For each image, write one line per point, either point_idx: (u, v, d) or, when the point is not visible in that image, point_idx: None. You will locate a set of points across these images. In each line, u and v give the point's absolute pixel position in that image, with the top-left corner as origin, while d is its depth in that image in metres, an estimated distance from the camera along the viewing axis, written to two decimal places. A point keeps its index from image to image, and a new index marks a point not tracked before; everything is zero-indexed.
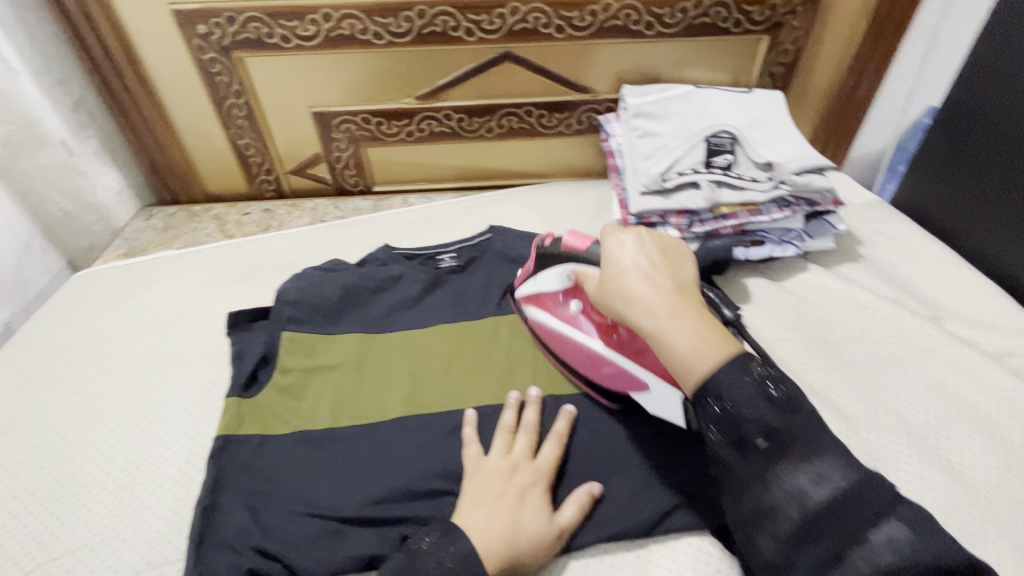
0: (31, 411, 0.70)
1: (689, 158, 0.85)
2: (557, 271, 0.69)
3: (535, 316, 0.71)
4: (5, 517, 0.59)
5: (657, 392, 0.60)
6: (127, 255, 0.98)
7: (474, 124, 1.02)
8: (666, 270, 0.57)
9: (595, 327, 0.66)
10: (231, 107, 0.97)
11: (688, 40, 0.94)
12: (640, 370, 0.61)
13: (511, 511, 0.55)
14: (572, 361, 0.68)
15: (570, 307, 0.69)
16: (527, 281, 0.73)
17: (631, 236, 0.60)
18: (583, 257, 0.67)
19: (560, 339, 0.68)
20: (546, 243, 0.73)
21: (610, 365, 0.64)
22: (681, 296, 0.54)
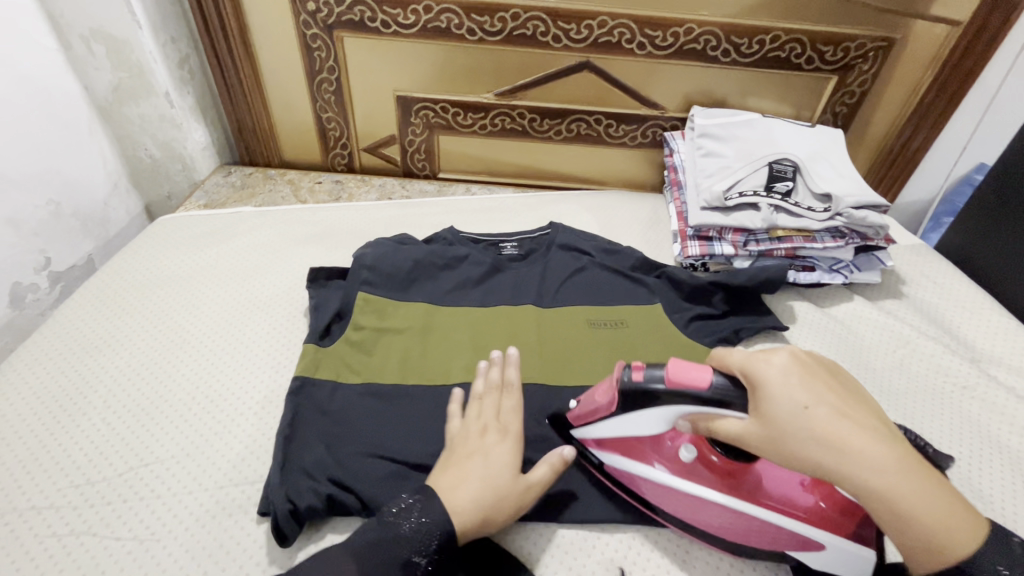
0: (119, 333, 0.74)
1: (750, 181, 0.90)
2: (655, 416, 0.55)
3: (625, 467, 0.60)
4: (96, 422, 0.63)
5: (827, 546, 0.52)
6: (207, 206, 1.04)
7: (545, 125, 1.08)
8: (842, 395, 0.47)
9: (711, 475, 0.56)
10: (322, 80, 1.04)
11: (760, 70, 0.99)
12: (791, 518, 0.53)
13: (483, 465, 0.57)
14: (683, 515, 0.58)
15: (675, 453, 0.58)
16: (599, 425, 0.60)
17: (784, 354, 0.49)
18: (705, 399, 0.51)
19: (676, 496, 0.57)
20: (635, 376, 0.55)
21: (751, 518, 0.54)
22: (892, 439, 0.45)
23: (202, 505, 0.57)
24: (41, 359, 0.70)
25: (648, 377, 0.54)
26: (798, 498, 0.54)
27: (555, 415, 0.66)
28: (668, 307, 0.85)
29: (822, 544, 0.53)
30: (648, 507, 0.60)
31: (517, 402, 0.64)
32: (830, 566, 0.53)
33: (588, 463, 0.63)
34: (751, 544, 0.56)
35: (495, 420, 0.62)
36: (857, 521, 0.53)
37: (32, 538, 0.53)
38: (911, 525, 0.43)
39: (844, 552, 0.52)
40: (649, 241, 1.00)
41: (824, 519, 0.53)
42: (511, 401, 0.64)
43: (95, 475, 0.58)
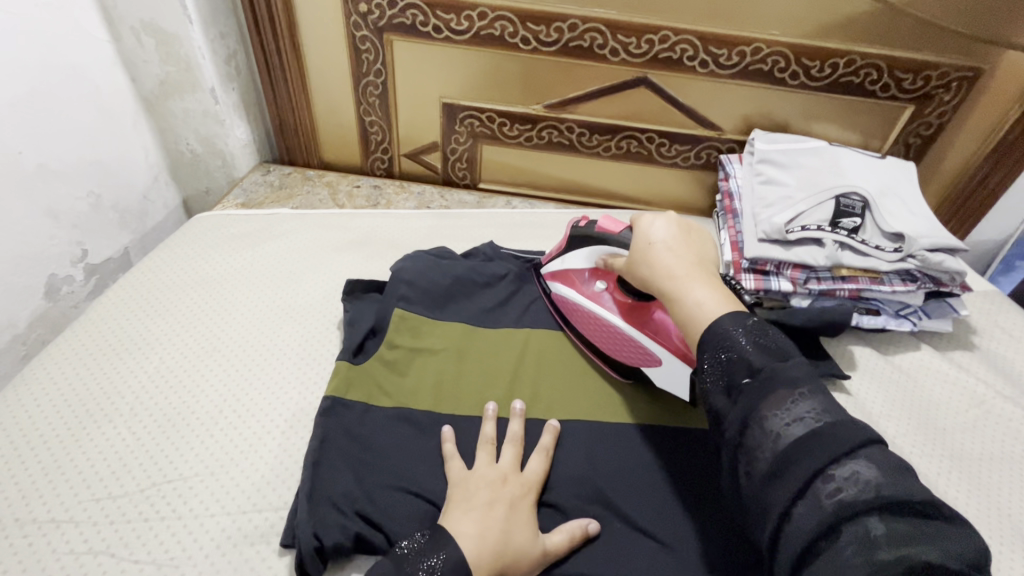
0: (150, 336, 0.72)
1: (814, 214, 0.84)
2: (587, 252, 0.75)
3: (558, 290, 0.77)
4: (124, 430, 0.61)
5: (666, 363, 0.67)
6: (245, 205, 1.03)
7: (593, 141, 1.03)
8: (689, 246, 0.65)
9: (617, 306, 0.73)
10: (368, 84, 1.01)
11: (829, 95, 0.93)
12: (654, 339, 0.68)
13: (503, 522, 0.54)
14: (585, 331, 0.74)
15: (594, 286, 0.75)
16: (554, 262, 0.78)
17: (663, 217, 0.68)
18: (616, 241, 0.72)
19: (584, 314, 0.74)
20: (580, 225, 0.76)
21: (625, 337, 0.70)
22: (698, 265, 0.62)
23: (224, 531, 0.54)
24: (73, 359, 0.69)
25: (588, 225, 0.75)
26: (672, 335, 0.68)
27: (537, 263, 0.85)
28: None
29: (664, 360, 0.67)
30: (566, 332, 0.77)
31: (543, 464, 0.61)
32: (671, 386, 0.67)
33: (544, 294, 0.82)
34: (619, 360, 0.71)
35: (518, 475, 0.59)
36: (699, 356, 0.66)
37: (51, 555, 0.51)
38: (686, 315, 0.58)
39: (678, 370, 0.66)
40: None
41: (679, 348, 0.67)
42: (539, 460, 0.61)
43: (118, 489, 0.56)
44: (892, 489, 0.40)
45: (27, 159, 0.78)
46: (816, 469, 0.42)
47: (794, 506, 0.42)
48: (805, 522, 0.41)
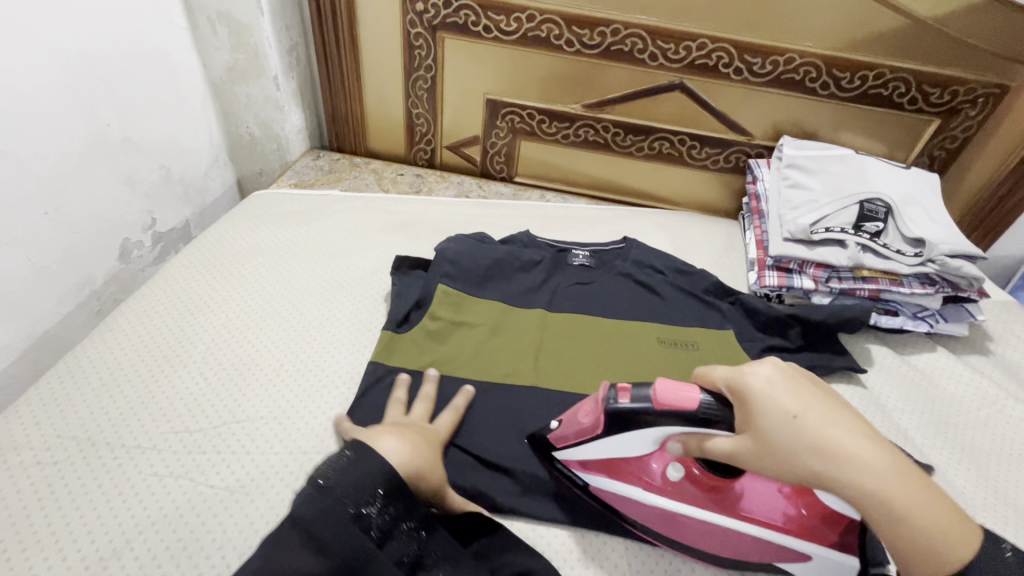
0: (216, 295, 0.79)
1: (838, 217, 0.88)
2: (639, 442, 0.56)
3: (612, 488, 0.60)
4: (196, 376, 0.68)
5: (815, 557, 0.55)
6: (297, 185, 1.10)
7: (627, 141, 1.09)
8: (832, 404, 0.49)
9: (704, 495, 0.58)
10: (418, 78, 1.08)
11: (858, 106, 0.97)
12: (782, 535, 0.55)
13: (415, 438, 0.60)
14: (677, 536, 0.58)
15: (667, 472, 0.59)
16: (581, 448, 0.60)
17: (770, 368, 0.50)
18: (689, 417, 0.52)
19: (665, 516, 0.58)
20: (622, 401, 0.55)
21: (736, 534, 0.56)
22: (876, 441, 0.46)
23: (286, 465, 0.60)
24: (148, 311, 0.75)
25: (636, 404, 0.54)
26: (786, 510, 0.57)
27: (536, 434, 0.64)
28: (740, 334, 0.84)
29: (810, 555, 0.55)
30: (646, 529, 0.59)
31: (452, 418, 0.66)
32: (818, 575, 0.56)
33: (571, 484, 0.62)
34: (737, 554, 0.57)
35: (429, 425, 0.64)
36: (840, 529, 0.55)
37: (136, 475, 0.57)
38: (914, 523, 0.43)
39: (832, 562, 0.54)
40: (722, 266, 0.99)
41: (809, 531, 0.55)
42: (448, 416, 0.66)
43: (192, 424, 0.62)
44: None
45: (113, 131, 0.86)
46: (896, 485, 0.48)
47: None
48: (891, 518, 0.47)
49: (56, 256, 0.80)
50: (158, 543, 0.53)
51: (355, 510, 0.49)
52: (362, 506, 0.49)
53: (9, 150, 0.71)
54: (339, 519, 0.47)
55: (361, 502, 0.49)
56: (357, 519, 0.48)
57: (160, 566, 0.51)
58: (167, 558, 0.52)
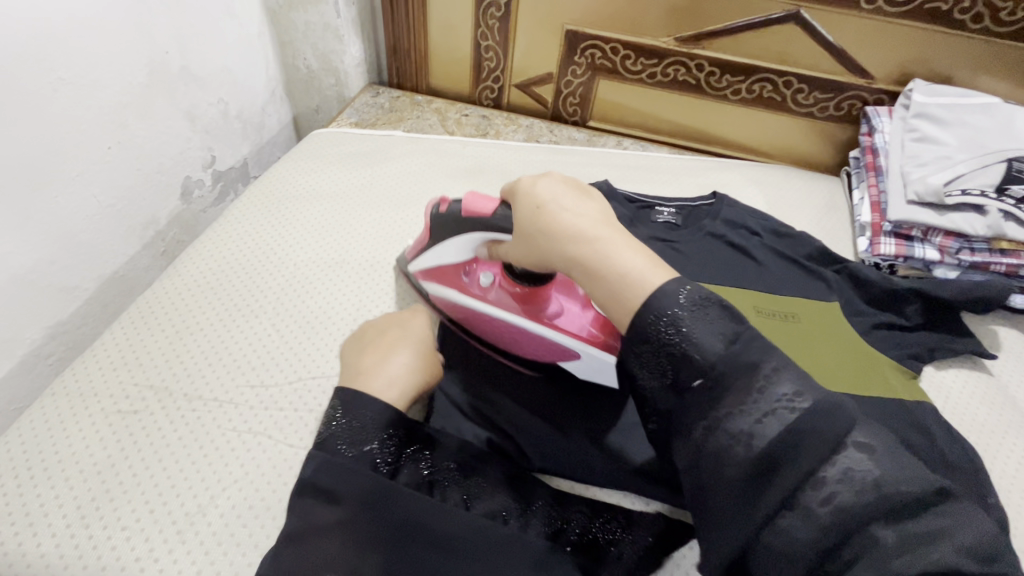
0: (282, 241, 0.75)
1: (978, 178, 0.76)
2: (457, 245, 0.61)
3: (437, 290, 0.66)
4: (269, 328, 0.65)
5: (583, 357, 0.59)
6: (358, 124, 1.03)
7: (722, 82, 0.96)
8: (573, 190, 0.52)
9: (509, 298, 0.62)
10: (490, 5, 0.97)
11: (1011, 44, 0.82)
12: (565, 337, 0.59)
13: (412, 359, 0.57)
14: (487, 334, 0.64)
15: (479, 280, 0.64)
16: (423, 256, 0.66)
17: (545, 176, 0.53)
18: (488, 224, 0.56)
19: (474, 313, 0.64)
20: (441, 209, 0.61)
21: (521, 330, 0.61)
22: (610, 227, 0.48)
23: None
24: (214, 258, 0.72)
25: (449, 208, 0.60)
26: (581, 325, 0.61)
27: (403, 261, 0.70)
28: (847, 308, 0.76)
29: (581, 355, 0.59)
30: (466, 323, 0.66)
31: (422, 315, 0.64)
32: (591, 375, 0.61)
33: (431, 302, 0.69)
34: (533, 354, 0.62)
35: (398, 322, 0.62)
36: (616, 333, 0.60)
37: (216, 429, 0.55)
38: (610, 288, 0.45)
39: (595, 360, 0.59)
40: (824, 229, 0.89)
41: (588, 337, 0.59)
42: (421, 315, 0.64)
43: (270, 378, 0.60)
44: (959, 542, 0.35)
45: (171, 59, 0.80)
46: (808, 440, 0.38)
47: None
48: None
49: (120, 193, 0.77)
50: (241, 502, 0.51)
51: (357, 454, 0.49)
52: (364, 444, 0.49)
53: (69, 77, 0.67)
54: (347, 467, 0.48)
55: (352, 444, 0.49)
56: (363, 457, 0.48)
57: (246, 526, 0.50)
58: (251, 517, 0.50)
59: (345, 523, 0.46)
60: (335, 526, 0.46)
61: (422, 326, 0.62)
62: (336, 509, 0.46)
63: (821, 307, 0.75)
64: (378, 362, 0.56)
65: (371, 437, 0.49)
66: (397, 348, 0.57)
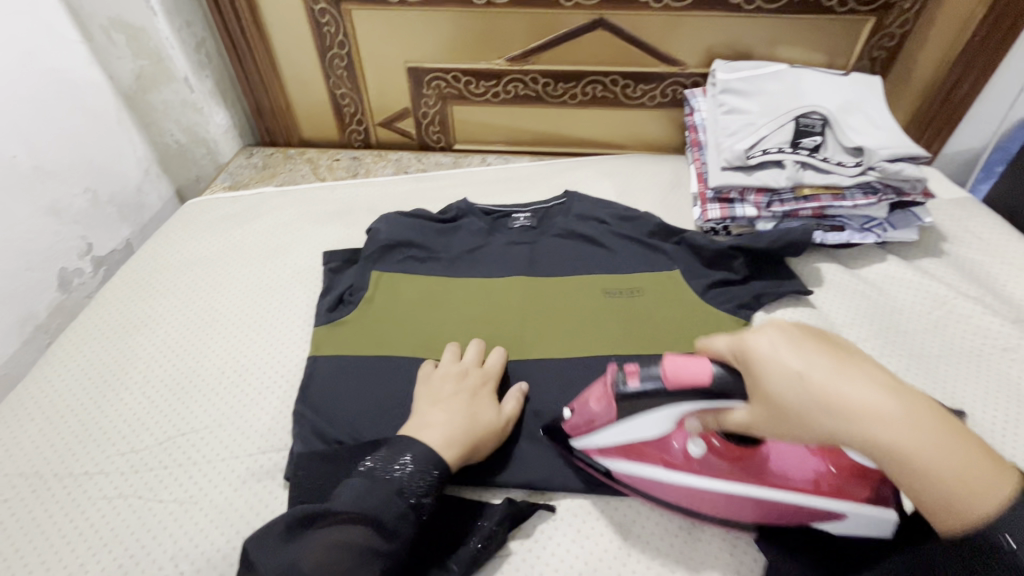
0: (155, 313, 0.79)
1: (775, 137, 0.85)
2: (654, 421, 0.52)
3: (624, 467, 0.57)
4: (139, 397, 0.68)
5: (850, 516, 0.50)
6: (232, 188, 1.07)
7: (559, 90, 1.05)
8: (851, 360, 0.41)
9: (725, 464, 0.53)
10: (333, 57, 1.04)
11: (786, 17, 0.93)
12: (805, 500, 0.51)
13: (467, 408, 0.61)
14: (695, 506, 0.56)
15: (684, 449, 0.54)
16: (595, 435, 0.56)
17: (775, 332, 0.43)
18: (707, 393, 0.47)
19: (682, 488, 0.55)
20: (628, 382, 0.51)
21: (776, 504, 0.52)
22: (912, 405, 0.38)
23: (236, 472, 0.61)
24: (88, 341, 0.75)
25: (642, 380, 0.50)
26: (809, 473, 0.53)
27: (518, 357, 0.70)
28: (685, 273, 0.82)
29: (845, 513, 0.51)
30: (655, 496, 0.57)
31: (498, 360, 0.69)
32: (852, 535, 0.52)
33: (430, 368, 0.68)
34: (753, 518, 0.54)
35: (474, 370, 0.66)
36: (867, 482, 0.52)
37: (86, 500, 0.59)
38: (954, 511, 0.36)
39: (868, 520, 0.50)
40: (668, 206, 0.97)
41: (832, 490, 0.51)
42: (495, 358, 0.69)
43: (140, 443, 0.64)
44: None
45: (22, 162, 0.84)
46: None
47: None
48: None
49: None
50: (111, 563, 0.54)
51: (399, 480, 0.53)
52: (418, 483, 0.53)
53: None
54: (387, 497, 0.51)
55: (387, 466, 0.54)
56: (406, 496, 0.52)
57: None
58: None
59: (376, 547, 0.49)
60: (363, 548, 0.48)
61: (494, 364, 0.68)
62: (375, 531, 0.50)
63: (661, 276, 0.82)
64: (440, 415, 0.60)
65: (405, 459, 0.55)
66: (467, 403, 0.62)
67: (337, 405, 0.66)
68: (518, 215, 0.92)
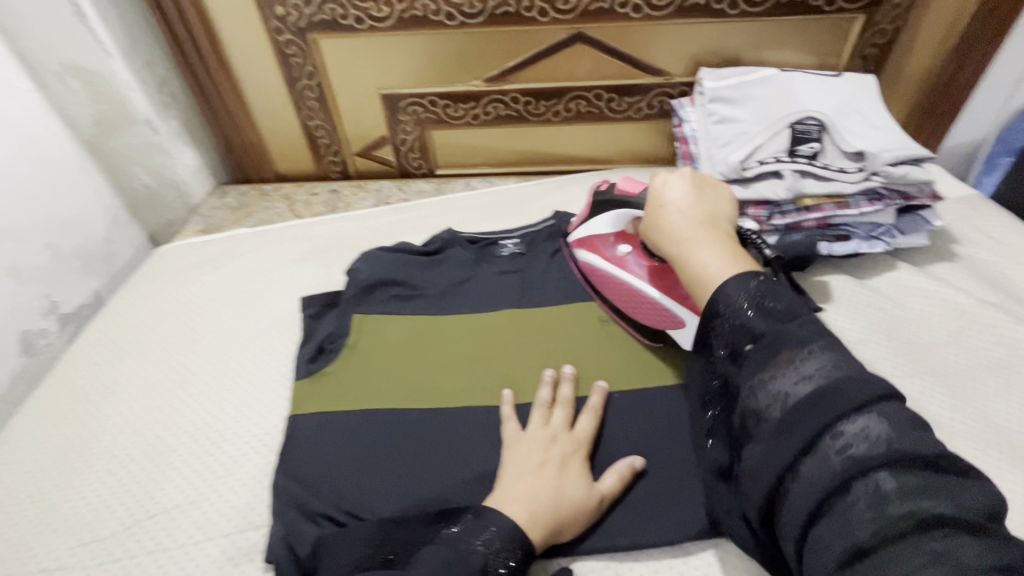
0: (122, 377, 0.73)
1: (771, 146, 0.81)
2: (611, 215, 0.74)
3: (586, 257, 0.76)
4: (104, 474, 0.63)
5: (688, 326, 0.66)
6: (204, 232, 1.02)
7: (541, 108, 1.01)
8: (704, 207, 0.59)
9: (643, 268, 0.71)
10: (304, 88, 0.99)
11: (772, 19, 0.89)
12: (670, 304, 0.68)
13: (554, 482, 0.56)
14: (607, 295, 0.74)
15: (618, 250, 0.73)
16: (583, 227, 0.78)
17: (681, 176, 0.62)
18: (634, 203, 0.71)
19: (605, 275, 0.74)
20: (602, 189, 0.76)
21: (657, 302, 0.68)
22: (712, 224, 0.57)
23: (213, 558, 0.56)
24: (49, 414, 0.70)
25: (608, 189, 0.75)
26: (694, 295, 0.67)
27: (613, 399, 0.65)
28: None
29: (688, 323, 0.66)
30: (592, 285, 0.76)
31: (593, 421, 0.62)
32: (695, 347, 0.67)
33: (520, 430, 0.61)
34: (637, 317, 0.71)
35: (567, 434, 0.60)
36: None
37: None
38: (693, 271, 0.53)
39: None
40: None
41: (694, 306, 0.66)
42: (589, 419, 0.62)
43: (104, 531, 0.58)
44: (904, 444, 0.36)
45: None
46: (824, 424, 0.38)
47: (800, 462, 0.38)
48: (828, 525, 0.36)
49: None
50: None
51: (485, 551, 0.49)
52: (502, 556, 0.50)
53: None
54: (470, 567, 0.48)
55: (470, 534, 0.51)
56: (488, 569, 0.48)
57: None
58: None
59: None
60: None
61: (585, 425, 0.61)
62: None
63: None
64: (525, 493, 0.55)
65: (489, 529, 0.51)
66: (560, 481, 0.56)
67: (321, 471, 0.60)
68: (507, 242, 0.87)
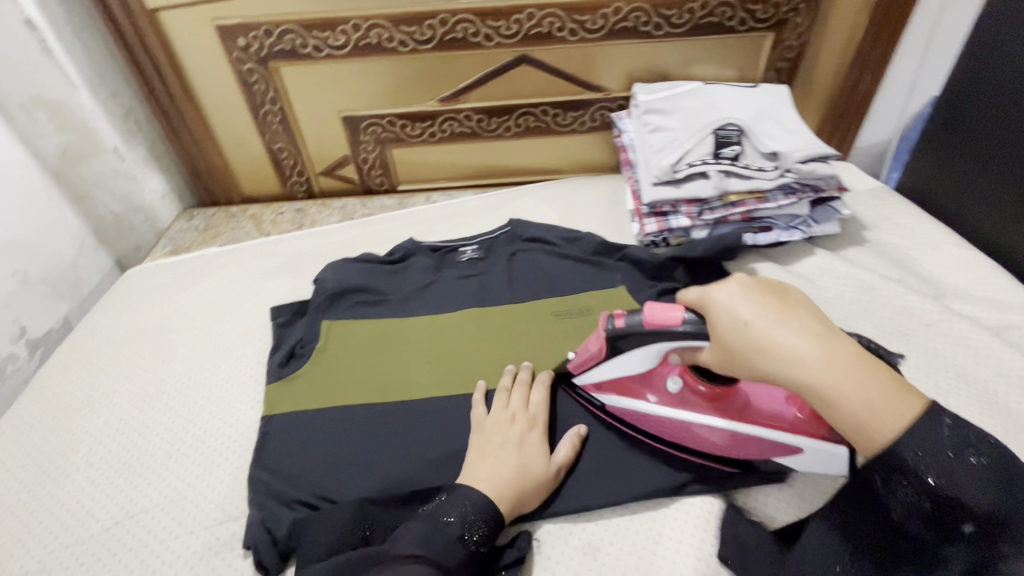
0: (96, 391, 0.76)
1: (698, 150, 0.90)
2: (636, 356, 0.61)
3: (619, 403, 0.65)
4: (83, 482, 0.65)
5: (807, 451, 0.58)
6: (173, 253, 1.05)
7: (493, 124, 1.08)
8: (788, 313, 0.49)
9: (701, 401, 0.62)
10: (267, 113, 1.04)
11: (694, 38, 0.99)
12: (770, 433, 0.59)
13: (508, 455, 0.61)
14: (671, 438, 0.64)
15: (664, 387, 0.63)
16: (595, 368, 0.65)
17: (736, 284, 0.51)
18: (675, 334, 0.56)
19: (662, 421, 0.63)
20: (617, 324, 0.60)
21: (747, 434, 0.60)
22: (833, 347, 0.46)
23: (195, 549, 0.59)
24: (24, 431, 0.72)
25: (627, 322, 0.59)
26: (783, 411, 0.60)
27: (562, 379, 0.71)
28: (631, 287, 0.85)
29: (802, 449, 0.59)
30: (641, 431, 0.65)
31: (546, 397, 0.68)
32: (814, 466, 0.60)
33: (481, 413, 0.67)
34: (729, 454, 0.62)
35: (523, 412, 0.66)
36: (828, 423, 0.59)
37: None
38: (853, 419, 0.44)
39: (821, 453, 0.58)
40: (609, 224, 1.01)
41: (801, 428, 0.59)
42: (541, 395, 0.68)
43: (85, 532, 0.61)
44: None
45: None
46: None
47: None
48: None
49: None
50: None
51: (456, 523, 0.54)
52: (473, 527, 0.54)
53: None
54: (447, 538, 0.52)
55: (445, 510, 0.55)
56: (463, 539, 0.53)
57: None
58: None
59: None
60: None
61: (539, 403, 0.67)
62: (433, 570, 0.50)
63: (609, 292, 0.85)
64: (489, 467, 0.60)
65: (461, 503, 0.56)
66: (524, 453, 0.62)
67: (296, 462, 0.64)
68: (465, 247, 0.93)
